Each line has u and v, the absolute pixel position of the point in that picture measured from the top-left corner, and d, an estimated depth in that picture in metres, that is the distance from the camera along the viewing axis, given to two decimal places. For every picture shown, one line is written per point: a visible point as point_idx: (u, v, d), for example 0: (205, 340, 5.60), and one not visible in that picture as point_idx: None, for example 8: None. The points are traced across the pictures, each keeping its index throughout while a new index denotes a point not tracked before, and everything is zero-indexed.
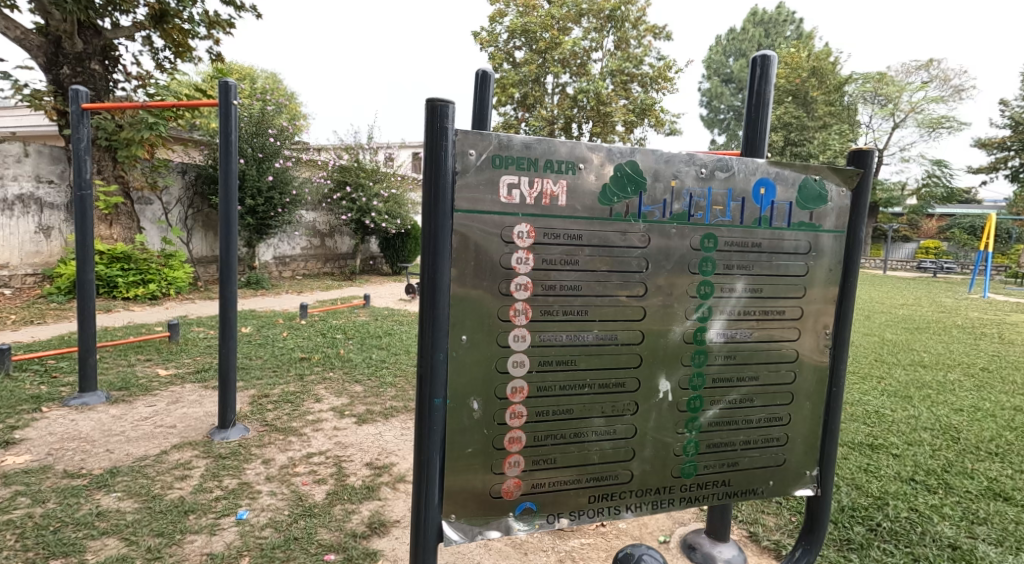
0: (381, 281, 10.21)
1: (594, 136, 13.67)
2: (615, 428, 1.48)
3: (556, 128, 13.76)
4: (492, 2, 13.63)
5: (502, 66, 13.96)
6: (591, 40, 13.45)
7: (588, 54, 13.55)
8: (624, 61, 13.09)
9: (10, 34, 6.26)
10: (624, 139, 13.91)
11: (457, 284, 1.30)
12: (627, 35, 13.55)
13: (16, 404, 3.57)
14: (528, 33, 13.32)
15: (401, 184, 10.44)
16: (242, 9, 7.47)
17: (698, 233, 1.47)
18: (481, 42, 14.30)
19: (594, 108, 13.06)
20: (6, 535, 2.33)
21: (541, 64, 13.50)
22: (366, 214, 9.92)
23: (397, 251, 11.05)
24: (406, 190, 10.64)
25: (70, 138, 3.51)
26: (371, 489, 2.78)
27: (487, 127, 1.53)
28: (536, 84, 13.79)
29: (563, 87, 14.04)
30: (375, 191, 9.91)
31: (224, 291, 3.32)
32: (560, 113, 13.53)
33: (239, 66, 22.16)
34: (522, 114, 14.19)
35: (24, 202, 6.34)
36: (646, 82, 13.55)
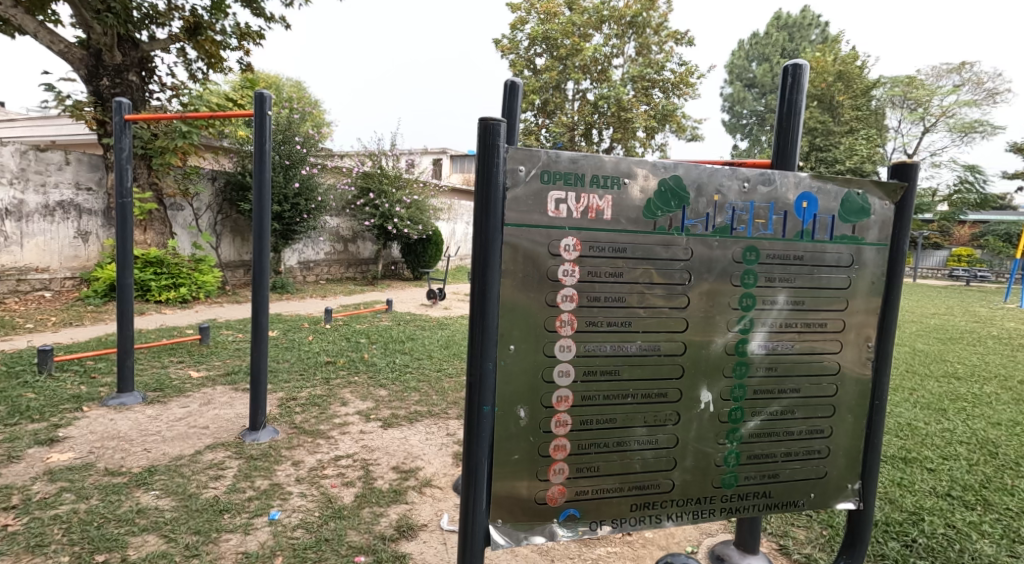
0: (403, 286, 10.34)
1: (614, 142, 13.70)
2: (657, 437, 1.50)
3: (576, 134, 13.79)
4: (514, 10, 13.76)
5: (522, 73, 14.07)
6: (612, 46, 13.52)
7: (609, 60, 13.59)
8: (645, 67, 13.08)
9: (54, 48, 6.52)
10: (644, 146, 13.92)
11: (506, 293, 1.35)
12: (648, 41, 13.52)
13: (58, 403, 3.71)
14: (549, 40, 13.40)
15: (424, 190, 10.57)
16: (271, 19, 7.68)
17: (740, 246, 1.49)
18: (503, 49, 14.45)
19: (615, 115, 13.08)
20: (53, 529, 2.43)
21: (561, 70, 13.56)
22: (389, 220, 10.03)
23: (419, 256, 11.17)
24: (429, 197, 10.77)
25: (113, 148, 3.64)
26: (399, 493, 2.84)
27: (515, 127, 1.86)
28: (557, 90, 13.87)
29: (583, 94, 14.11)
30: (397, 198, 10.03)
31: (256, 295, 3.41)
32: (580, 119, 13.56)
33: (266, 75, 22.70)
34: (542, 121, 14.27)
35: (64, 208, 6.59)
36: (667, 88, 13.50)
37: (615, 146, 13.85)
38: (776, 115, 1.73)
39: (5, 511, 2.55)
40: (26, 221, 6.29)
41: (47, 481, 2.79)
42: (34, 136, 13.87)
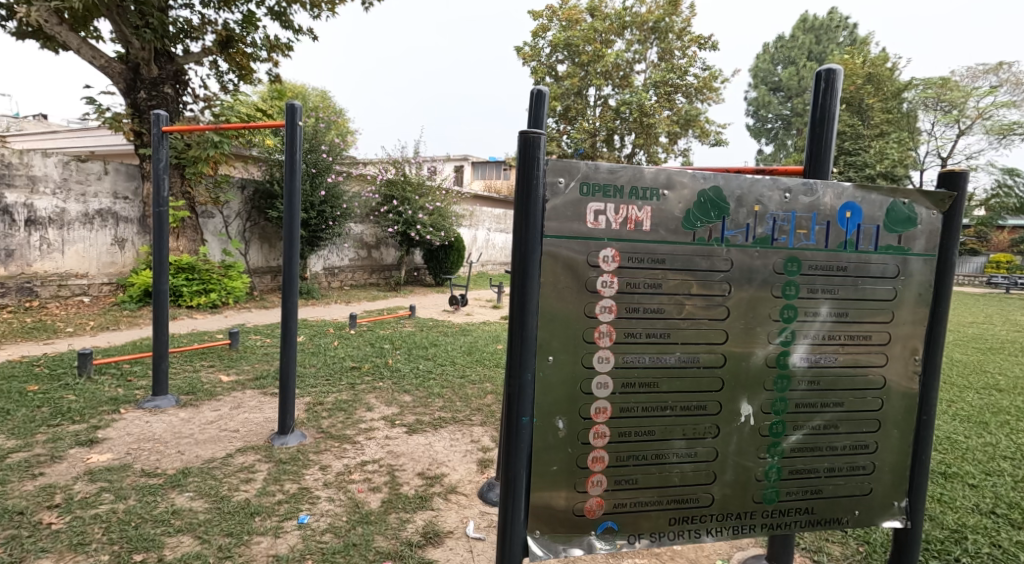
0: (425, 292, 10.41)
1: (637, 147, 13.67)
2: (696, 451, 1.49)
3: (598, 140, 13.76)
4: (536, 17, 13.85)
5: (544, 80, 14.14)
6: (634, 52, 13.53)
7: (631, 66, 13.58)
8: (668, 72, 12.97)
9: (95, 63, 6.74)
10: (667, 151, 13.90)
11: (544, 303, 1.36)
12: (671, 46, 13.37)
13: (96, 405, 3.81)
14: (570, 46, 13.46)
15: (446, 197, 10.65)
16: (300, 31, 7.83)
17: (781, 256, 1.48)
18: (524, 57, 14.54)
19: (637, 120, 13.03)
20: (94, 528, 2.50)
21: (583, 76, 13.59)
22: (412, 226, 10.12)
23: (441, 263, 11.22)
24: (451, 204, 10.84)
25: (150, 158, 3.74)
26: (425, 499, 2.85)
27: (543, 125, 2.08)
28: (579, 96, 13.87)
29: (605, 100, 14.10)
30: (420, 205, 10.12)
31: (286, 302, 3.45)
32: (601, 125, 13.54)
33: (293, 85, 23.10)
34: (564, 127, 14.24)
35: (102, 217, 6.79)
36: (690, 93, 13.40)
37: (638, 151, 13.82)
38: (809, 122, 1.70)
39: (46, 509, 2.62)
40: (67, 228, 6.49)
41: (87, 481, 2.86)
42: (74, 147, 14.34)
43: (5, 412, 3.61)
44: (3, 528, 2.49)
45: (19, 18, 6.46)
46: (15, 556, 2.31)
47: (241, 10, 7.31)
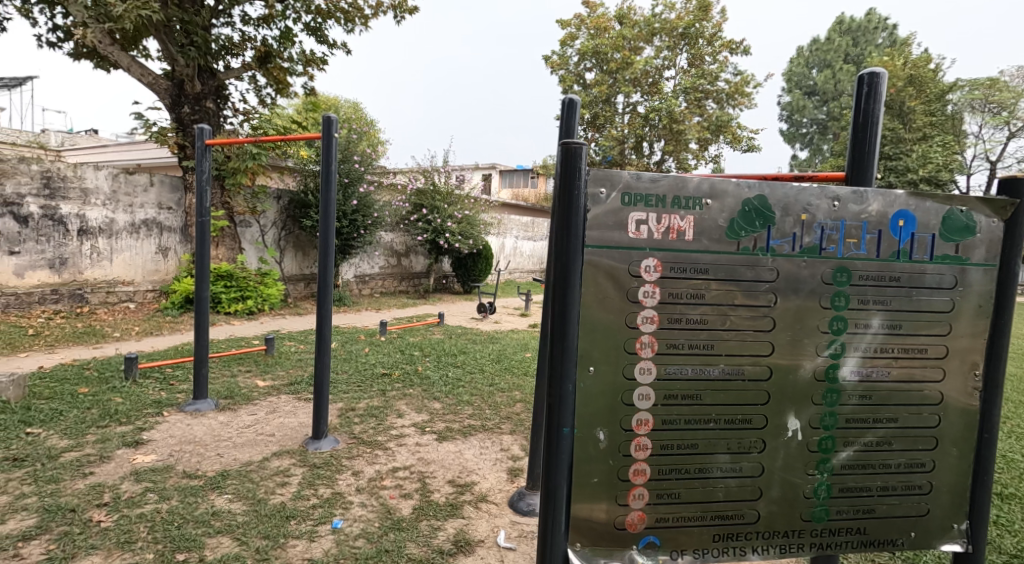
0: (454, 300, 10.46)
1: (666, 154, 13.58)
2: (741, 465, 1.47)
3: (626, 148, 13.73)
4: (564, 26, 13.93)
5: (572, 88, 14.17)
6: (663, 58, 13.44)
7: (660, 73, 13.47)
8: (698, 78, 12.83)
9: (143, 80, 6.98)
10: (698, 158, 13.76)
11: (586, 312, 1.38)
12: (702, 52, 13.23)
13: (141, 407, 3.92)
14: (599, 54, 13.55)
15: (474, 206, 10.71)
16: (334, 45, 8.00)
17: (829, 266, 1.44)
18: (552, 66, 14.62)
19: (666, 127, 12.93)
20: (139, 527, 2.56)
21: (611, 84, 13.57)
22: (441, 235, 10.19)
23: (469, 270, 11.26)
24: (479, 212, 10.90)
25: (194, 171, 3.85)
26: (455, 507, 2.84)
27: (573, 135, 2.35)
28: (607, 104, 13.83)
29: (633, 107, 14.04)
30: (449, 213, 10.20)
31: (320, 310, 3.49)
32: (630, 132, 13.50)
33: (326, 97, 23.55)
34: (592, 134, 14.18)
35: (148, 226, 7.01)
36: (721, 98, 13.26)
37: (667, 158, 13.73)
38: (850, 127, 1.65)
39: (96, 507, 2.69)
40: (115, 238, 6.72)
41: (133, 480, 2.94)
42: (122, 160, 14.89)
43: (58, 412, 3.74)
44: (55, 524, 2.55)
45: (74, 37, 6.78)
46: (66, 552, 2.37)
47: (279, 26, 7.51)
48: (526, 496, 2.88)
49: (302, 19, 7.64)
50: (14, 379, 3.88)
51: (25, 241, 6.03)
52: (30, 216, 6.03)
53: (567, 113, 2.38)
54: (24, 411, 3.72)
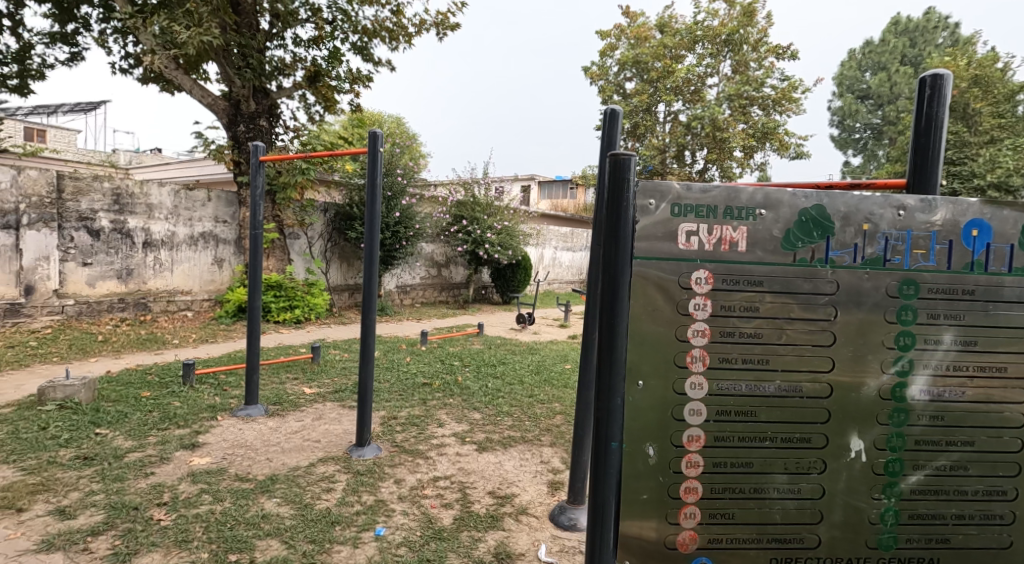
0: (494, 310, 10.47)
1: (709, 162, 13.35)
2: (800, 487, 1.40)
3: (668, 157, 13.57)
4: (605, 36, 13.95)
5: (612, 98, 14.11)
6: (706, 66, 13.23)
7: (703, 80, 13.27)
8: (743, 85, 12.61)
9: (202, 101, 7.25)
10: (742, 166, 13.47)
11: (634, 325, 1.37)
12: (746, 58, 13.01)
13: (197, 411, 4.03)
14: (639, 64, 13.50)
15: (514, 216, 10.72)
16: (379, 63, 8.16)
17: (895, 279, 1.37)
18: (592, 76, 14.60)
19: (709, 135, 12.75)
20: (194, 527, 2.61)
21: (652, 93, 13.43)
22: (481, 245, 10.22)
23: (508, 281, 11.25)
24: (519, 223, 10.90)
25: (249, 186, 3.95)
26: (496, 518, 2.80)
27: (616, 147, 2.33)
28: (648, 113, 13.68)
29: (675, 115, 13.87)
30: (488, 224, 10.23)
31: (365, 320, 3.52)
32: (672, 141, 13.36)
33: (370, 113, 24.07)
34: (632, 144, 14.06)
35: (205, 238, 7.26)
36: (767, 105, 12.96)
37: (710, 166, 13.49)
38: (912, 132, 1.57)
39: (156, 506, 2.76)
40: (176, 250, 6.97)
41: (189, 482, 3.01)
42: (180, 176, 15.54)
43: (123, 414, 3.88)
44: (119, 521, 2.63)
45: (142, 61, 7.13)
46: (130, 549, 2.43)
47: (328, 46, 7.71)
48: (567, 511, 2.82)
49: (349, 38, 7.83)
50: (85, 382, 4.05)
51: (96, 253, 6.32)
52: (101, 230, 6.32)
53: (609, 123, 2.36)
54: (93, 412, 3.88)
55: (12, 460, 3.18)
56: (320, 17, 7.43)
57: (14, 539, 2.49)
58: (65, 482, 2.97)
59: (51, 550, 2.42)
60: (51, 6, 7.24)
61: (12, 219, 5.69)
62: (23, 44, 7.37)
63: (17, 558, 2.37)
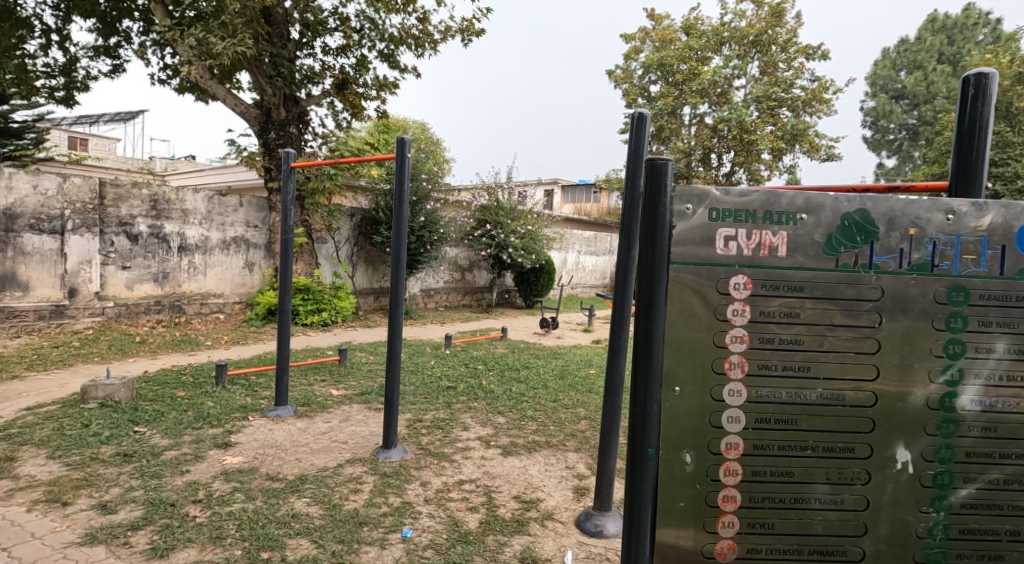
0: (517, 314, 10.47)
1: (736, 165, 13.20)
2: (843, 498, 1.37)
3: (693, 160, 13.44)
4: (629, 39, 13.90)
5: (637, 101, 14.03)
6: (733, 67, 13.06)
7: (730, 82, 13.11)
8: (772, 86, 12.42)
9: (235, 109, 7.40)
10: (770, 168, 13.28)
11: (672, 330, 1.36)
12: (775, 58, 12.79)
13: (230, 411, 4.10)
14: (664, 66, 13.41)
15: (538, 221, 10.70)
16: (405, 70, 8.24)
17: (943, 285, 1.33)
18: (616, 79, 14.55)
19: (737, 137, 12.56)
20: (228, 524, 2.65)
21: (677, 96, 13.34)
22: (504, 250, 10.24)
23: (531, 285, 11.24)
24: (542, 227, 10.87)
25: (280, 192, 4.01)
26: (522, 523, 2.79)
27: (643, 152, 2.31)
28: (673, 116, 13.58)
29: (701, 118, 13.74)
30: (512, 228, 10.23)
31: (392, 323, 3.54)
32: (698, 144, 13.21)
33: (396, 119, 24.32)
34: (657, 147, 13.97)
35: (237, 243, 7.40)
36: (797, 106, 12.74)
37: (737, 169, 13.33)
38: (955, 133, 1.52)
39: (192, 504, 2.82)
40: (208, 254, 7.12)
41: (223, 480, 3.07)
42: (213, 182, 15.92)
43: (160, 412, 3.96)
44: (157, 517, 2.69)
45: (180, 73, 7.32)
46: (168, 544, 2.49)
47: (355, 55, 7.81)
48: (594, 517, 2.79)
49: (376, 46, 7.92)
50: (124, 381, 4.16)
51: (134, 257, 6.49)
52: (139, 235, 6.49)
53: (636, 127, 2.34)
54: (132, 411, 3.97)
55: (57, 456, 3.28)
56: (348, 26, 7.54)
57: (60, 532, 2.56)
58: (107, 477, 3.05)
59: (94, 543, 2.49)
60: (95, 21, 7.48)
61: (57, 224, 5.88)
62: (69, 57, 7.62)
63: (62, 551, 2.44)
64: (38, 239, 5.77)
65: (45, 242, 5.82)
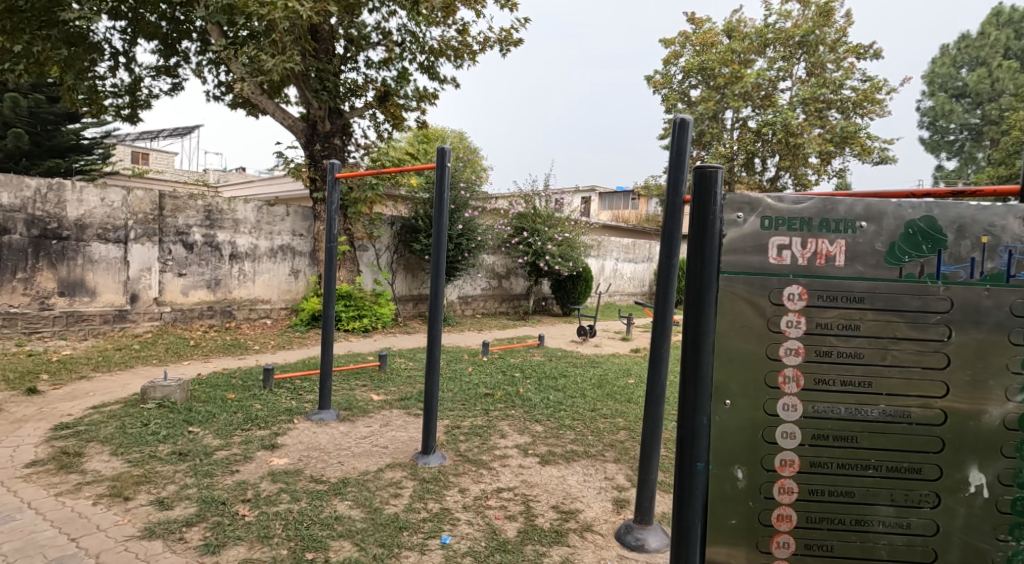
0: (554, 322, 10.41)
1: (781, 169, 12.92)
2: (909, 522, 1.30)
3: (736, 165, 13.17)
4: (669, 44, 13.76)
5: (677, 106, 13.87)
6: (778, 69, 12.77)
7: (774, 85, 12.82)
8: (819, 88, 12.08)
9: (283, 123, 7.61)
10: (818, 172, 12.92)
11: (722, 341, 1.33)
12: (823, 59, 12.46)
13: (276, 414, 4.18)
14: (705, 70, 13.21)
15: (576, 228, 10.63)
16: (444, 81, 8.33)
17: (1021, 296, 1.24)
18: (656, 85, 14.40)
19: (782, 141, 12.26)
20: (274, 524, 2.69)
21: (719, 99, 13.13)
22: (542, 257, 10.22)
23: (568, 292, 11.17)
24: (580, 234, 10.78)
25: (325, 201, 4.08)
26: (560, 534, 2.75)
27: (685, 158, 2.25)
28: (714, 120, 13.36)
29: (744, 122, 13.47)
30: (550, 235, 10.22)
31: (431, 329, 3.54)
32: (740, 148, 12.87)
33: (436, 129, 24.62)
34: (698, 153, 13.75)
35: (284, 251, 7.56)
36: (847, 108, 12.38)
37: (782, 174, 13.02)
38: None
39: (241, 502, 2.87)
40: (257, 261, 7.30)
41: (270, 481, 3.12)
42: (261, 193, 16.41)
43: (212, 414, 4.07)
44: (209, 514, 2.75)
45: (233, 89, 7.57)
46: (218, 540, 2.54)
47: (397, 67, 7.95)
48: (634, 530, 2.71)
49: (417, 59, 8.03)
50: (180, 383, 4.29)
51: (190, 264, 6.71)
52: (194, 244, 6.72)
53: (678, 132, 2.29)
54: (186, 412, 4.09)
55: (120, 452, 3.40)
56: (390, 40, 7.67)
57: (122, 525, 2.65)
58: (164, 474, 3.14)
59: (152, 537, 2.56)
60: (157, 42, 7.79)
61: (121, 234, 6.16)
62: (134, 77, 7.98)
63: (123, 543, 2.52)
64: (105, 247, 6.06)
65: (110, 251, 6.11)
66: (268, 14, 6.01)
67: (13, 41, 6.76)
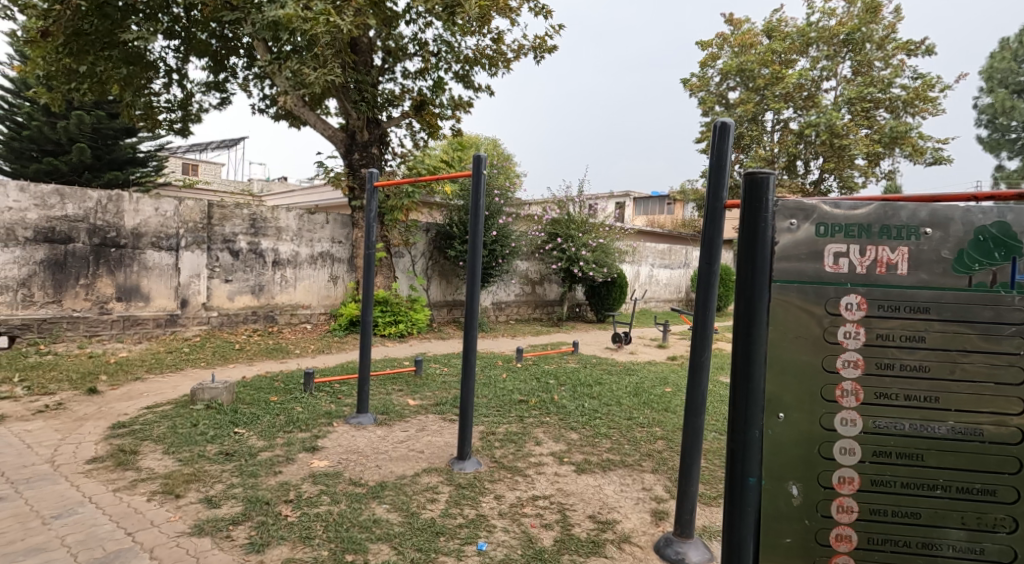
0: (588, 328, 10.32)
1: (826, 172, 12.59)
2: (982, 546, 1.26)
3: (778, 168, 12.86)
4: (707, 46, 13.54)
5: (714, 109, 13.65)
6: (822, 69, 12.43)
7: (818, 85, 12.48)
8: (866, 87, 11.72)
9: (324, 133, 7.76)
10: (865, 174, 12.52)
11: (775, 352, 1.30)
12: (869, 57, 12.12)
13: (316, 417, 4.24)
14: (744, 72, 12.93)
15: (610, 233, 10.53)
16: (479, 89, 8.37)
17: None
18: (692, 88, 14.18)
19: (826, 142, 11.92)
20: (316, 525, 2.72)
21: (759, 101, 12.77)
22: (576, 263, 10.16)
23: (602, 299, 11.05)
24: (615, 239, 10.67)
25: (363, 208, 4.13)
26: (597, 544, 2.70)
27: (726, 162, 2.19)
28: (753, 122, 13.01)
29: (785, 123, 13.13)
30: (584, 241, 10.15)
31: (466, 335, 3.53)
32: (782, 151, 12.60)
33: (471, 136, 24.79)
34: (737, 157, 13.46)
35: (324, 258, 7.67)
36: (896, 107, 11.98)
37: (827, 176, 12.68)
38: None
39: (284, 503, 2.91)
40: (298, 268, 7.44)
41: (311, 482, 3.16)
42: (302, 201, 16.81)
43: (255, 416, 4.15)
44: (254, 514, 2.79)
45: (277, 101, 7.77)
46: (263, 540, 2.57)
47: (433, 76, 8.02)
48: (674, 543, 2.64)
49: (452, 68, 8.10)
50: (227, 385, 4.40)
51: (236, 271, 6.89)
52: (240, 251, 6.89)
53: (718, 136, 2.23)
54: (232, 413, 4.18)
55: (170, 451, 3.49)
56: (427, 50, 7.76)
57: (173, 522, 2.71)
58: (211, 474, 3.21)
59: (201, 535, 2.61)
60: (207, 59, 8.08)
61: (174, 242, 6.39)
62: (186, 93, 8.26)
63: (175, 539, 2.57)
64: (158, 255, 6.30)
65: (163, 258, 6.33)
66: (311, 29, 6.14)
67: (79, 62, 6.99)
